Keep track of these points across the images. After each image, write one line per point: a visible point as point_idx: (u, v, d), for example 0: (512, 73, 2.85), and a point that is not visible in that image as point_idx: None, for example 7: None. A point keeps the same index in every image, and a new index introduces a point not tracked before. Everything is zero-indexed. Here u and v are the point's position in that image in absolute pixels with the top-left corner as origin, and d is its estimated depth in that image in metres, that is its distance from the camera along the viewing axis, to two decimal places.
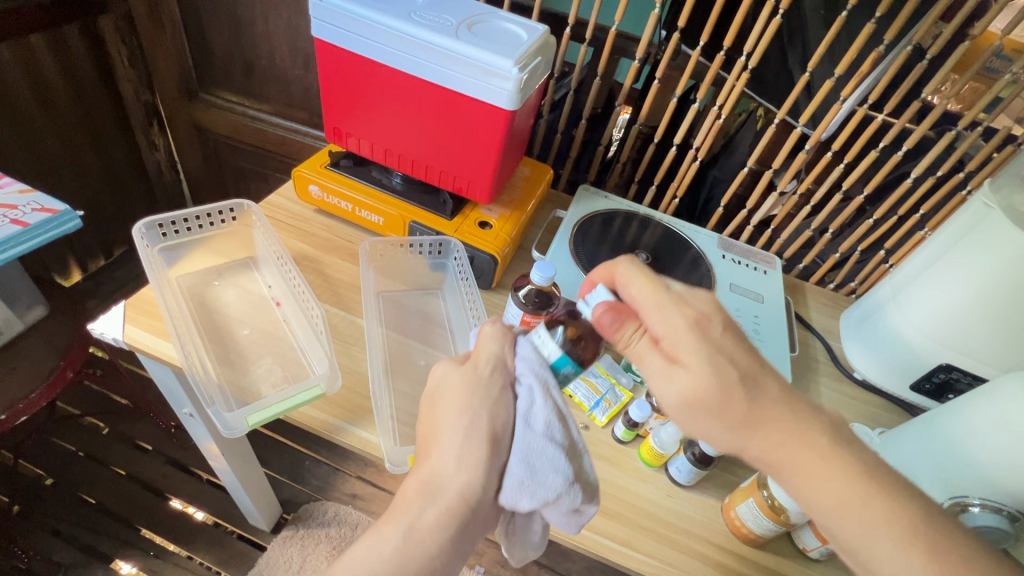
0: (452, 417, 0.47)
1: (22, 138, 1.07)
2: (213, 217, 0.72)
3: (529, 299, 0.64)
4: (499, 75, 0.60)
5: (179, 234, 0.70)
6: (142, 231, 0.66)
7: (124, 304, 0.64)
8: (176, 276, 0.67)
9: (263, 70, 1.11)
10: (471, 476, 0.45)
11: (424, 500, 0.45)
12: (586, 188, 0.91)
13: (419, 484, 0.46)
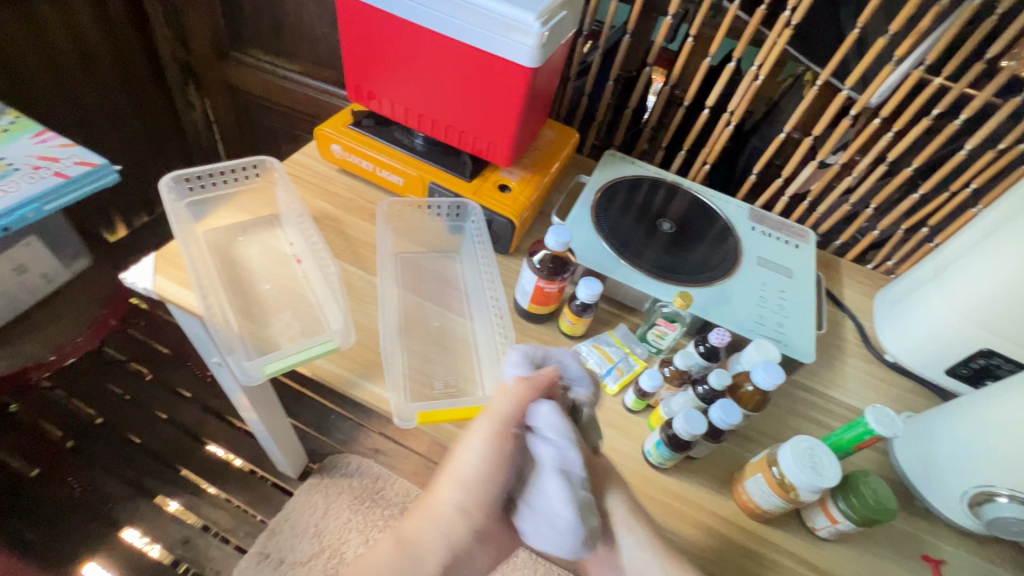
0: (451, 489, 0.48)
1: (64, 95, 1.11)
2: (236, 173, 0.73)
3: (545, 265, 0.63)
4: (520, 30, 0.58)
5: (205, 189, 0.71)
6: (168, 185, 0.67)
7: (154, 255, 0.66)
8: (201, 230, 0.69)
9: (293, 29, 1.11)
10: (449, 543, 0.48)
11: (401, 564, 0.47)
12: (611, 153, 0.88)
13: (397, 559, 0.47)
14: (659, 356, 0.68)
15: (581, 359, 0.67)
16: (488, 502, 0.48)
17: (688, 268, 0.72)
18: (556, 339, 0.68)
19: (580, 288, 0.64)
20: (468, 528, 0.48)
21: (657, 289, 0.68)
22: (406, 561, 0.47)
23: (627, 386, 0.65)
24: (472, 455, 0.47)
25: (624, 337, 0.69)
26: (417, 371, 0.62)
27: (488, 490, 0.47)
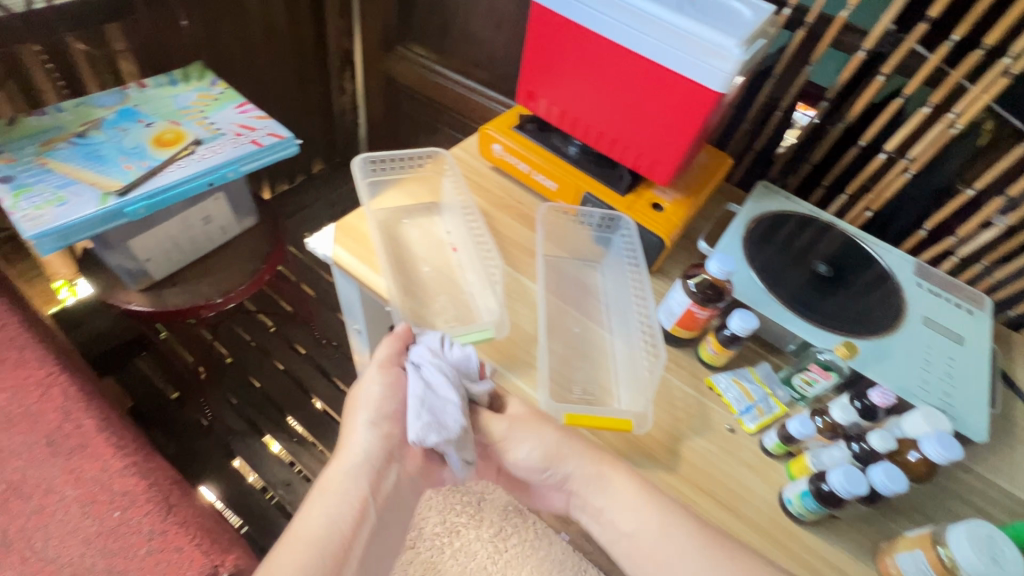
0: (360, 428, 0.57)
1: (247, 71, 1.27)
2: (412, 160, 0.79)
3: (700, 291, 0.63)
4: (719, 55, 0.58)
5: (387, 170, 0.78)
6: (359, 165, 0.75)
7: (334, 226, 0.74)
8: (375, 209, 0.76)
9: (457, 30, 1.18)
10: (377, 451, 0.57)
11: (353, 474, 0.56)
12: (761, 185, 0.85)
13: (341, 485, 0.55)
14: (802, 404, 0.65)
15: (718, 391, 0.65)
16: (391, 422, 0.58)
17: (845, 315, 0.68)
18: (693, 366, 0.68)
19: (732, 320, 0.63)
20: (376, 452, 0.57)
21: (810, 333, 0.64)
22: (334, 485, 0.55)
23: (765, 427, 0.63)
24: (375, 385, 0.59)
25: (765, 377, 0.66)
26: (558, 372, 0.64)
27: (383, 414, 0.58)
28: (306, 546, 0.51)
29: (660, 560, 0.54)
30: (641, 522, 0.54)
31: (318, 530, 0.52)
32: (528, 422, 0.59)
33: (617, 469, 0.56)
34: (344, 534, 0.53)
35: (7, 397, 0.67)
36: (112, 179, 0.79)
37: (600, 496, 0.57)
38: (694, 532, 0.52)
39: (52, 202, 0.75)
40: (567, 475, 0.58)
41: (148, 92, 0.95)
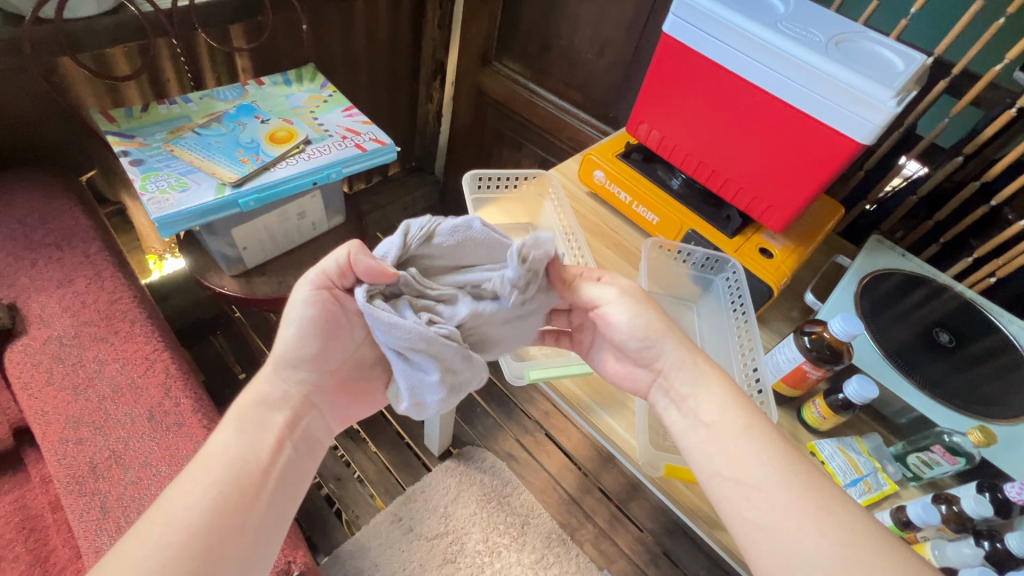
0: (279, 354, 0.55)
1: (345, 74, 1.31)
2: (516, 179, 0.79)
3: (817, 348, 0.60)
4: (867, 104, 0.55)
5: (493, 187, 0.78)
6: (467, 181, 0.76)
7: None
8: None
9: (557, 50, 1.19)
10: (292, 393, 0.55)
11: (262, 418, 0.53)
12: (874, 238, 0.80)
13: (255, 413, 0.53)
14: (912, 483, 0.61)
15: (823, 459, 0.60)
16: (306, 364, 0.55)
17: (966, 392, 0.62)
18: (794, 426, 0.64)
19: (850, 385, 0.58)
20: (292, 382, 0.55)
21: (932, 409, 0.60)
22: (255, 414, 0.53)
23: (871, 503, 0.60)
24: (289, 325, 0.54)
25: (875, 450, 0.62)
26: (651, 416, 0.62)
27: (299, 355, 0.55)
28: (213, 467, 0.48)
29: (740, 458, 0.47)
30: (728, 423, 0.49)
31: (231, 457, 0.49)
32: (637, 292, 0.56)
33: (725, 385, 0.52)
34: (256, 457, 0.50)
35: (118, 367, 0.71)
36: (229, 170, 0.84)
37: (691, 396, 0.52)
38: (780, 448, 0.47)
39: (176, 187, 0.80)
40: (662, 356, 0.54)
41: (265, 89, 1.00)
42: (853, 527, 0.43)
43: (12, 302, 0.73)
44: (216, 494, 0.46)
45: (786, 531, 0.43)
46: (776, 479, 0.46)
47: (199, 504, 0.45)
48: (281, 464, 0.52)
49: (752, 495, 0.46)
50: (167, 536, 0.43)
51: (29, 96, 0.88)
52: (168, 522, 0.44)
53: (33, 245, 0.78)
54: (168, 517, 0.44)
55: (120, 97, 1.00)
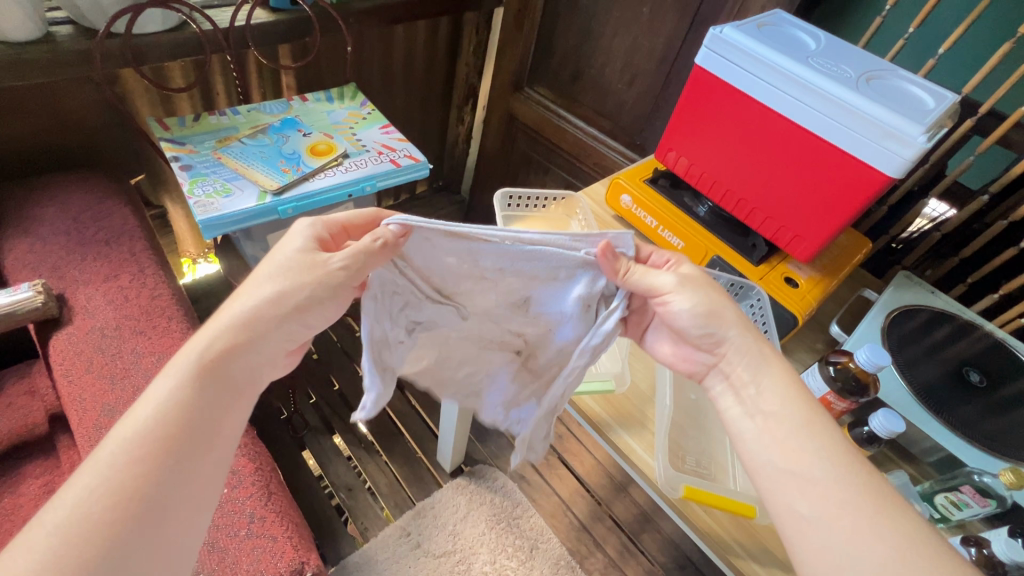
0: (255, 290, 0.48)
1: (382, 93, 1.37)
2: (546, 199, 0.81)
3: (842, 379, 0.60)
4: (898, 139, 0.56)
5: (525, 205, 0.81)
6: (499, 198, 0.78)
7: None
8: None
9: (588, 79, 1.22)
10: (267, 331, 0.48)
11: (223, 361, 0.45)
12: (902, 273, 0.80)
13: (204, 369, 0.44)
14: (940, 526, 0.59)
15: None
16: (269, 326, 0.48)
17: (992, 435, 0.60)
18: None
19: (875, 418, 0.57)
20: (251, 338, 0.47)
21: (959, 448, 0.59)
22: (208, 372, 0.44)
23: None
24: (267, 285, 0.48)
25: (900, 488, 0.60)
26: (673, 440, 0.61)
27: (264, 314, 0.47)
28: (146, 429, 0.40)
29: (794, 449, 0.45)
30: (791, 417, 0.47)
31: (175, 410, 0.42)
32: (699, 281, 0.54)
33: (794, 382, 0.49)
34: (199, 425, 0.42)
35: (153, 360, 0.73)
36: (270, 179, 0.87)
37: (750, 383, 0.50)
38: (848, 455, 0.44)
39: (220, 192, 0.84)
40: (725, 343, 0.52)
41: (308, 105, 1.05)
42: (918, 540, 0.40)
43: (60, 293, 0.77)
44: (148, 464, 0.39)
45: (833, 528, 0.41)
46: (838, 479, 0.43)
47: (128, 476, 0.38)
48: (224, 434, 0.44)
49: (811, 490, 0.43)
50: (82, 516, 0.36)
51: (92, 103, 0.94)
52: (88, 496, 0.37)
53: (84, 241, 0.82)
54: (90, 488, 0.37)
55: (172, 107, 1.06)
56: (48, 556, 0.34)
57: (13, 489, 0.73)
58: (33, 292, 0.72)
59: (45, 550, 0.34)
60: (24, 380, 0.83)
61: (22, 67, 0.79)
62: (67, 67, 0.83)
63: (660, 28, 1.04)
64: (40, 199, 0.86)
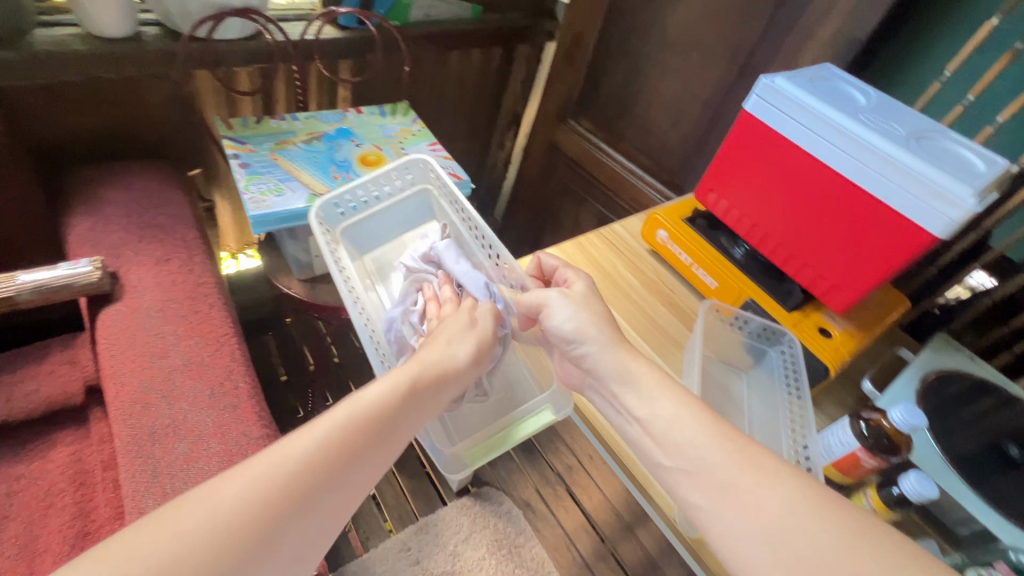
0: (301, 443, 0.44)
1: (430, 113, 1.42)
2: (397, 181, 0.87)
3: (874, 436, 0.58)
4: (946, 200, 0.56)
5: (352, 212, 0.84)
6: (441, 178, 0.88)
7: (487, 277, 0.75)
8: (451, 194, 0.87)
9: (632, 118, 1.25)
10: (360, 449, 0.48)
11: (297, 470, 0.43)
12: (942, 335, 0.78)
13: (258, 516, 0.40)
14: None
15: None
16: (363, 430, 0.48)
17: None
18: None
19: (907, 480, 0.55)
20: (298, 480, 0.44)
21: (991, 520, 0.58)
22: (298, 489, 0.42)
23: None
24: (455, 346, 0.60)
25: None
26: None
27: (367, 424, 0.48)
28: (268, 470, 0.41)
29: (676, 448, 0.49)
30: (682, 435, 0.49)
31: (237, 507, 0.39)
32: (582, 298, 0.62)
33: (672, 391, 0.53)
34: (337, 458, 0.44)
35: (191, 344, 0.76)
36: (321, 183, 0.92)
37: (625, 396, 0.55)
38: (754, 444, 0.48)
39: (273, 192, 0.88)
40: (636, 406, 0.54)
41: (363, 118, 1.10)
42: (798, 483, 0.44)
43: (115, 271, 0.81)
44: (267, 490, 0.40)
45: (747, 511, 0.44)
46: (733, 458, 0.47)
47: (232, 523, 0.38)
48: (388, 442, 0.49)
49: (731, 498, 0.45)
50: (214, 523, 0.37)
51: (165, 99, 1.00)
52: (209, 522, 0.37)
53: (143, 224, 0.87)
54: (229, 497, 0.39)
55: (236, 108, 1.12)
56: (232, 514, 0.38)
57: (44, 453, 0.76)
58: (91, 268, 0.76)
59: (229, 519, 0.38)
60: (67, 350, 0.87)
61: (109, 60, 0.85)
62: (150, 63, 0.89)
63: (709, 74, 1.06)
64: (109, 182, 0.91)
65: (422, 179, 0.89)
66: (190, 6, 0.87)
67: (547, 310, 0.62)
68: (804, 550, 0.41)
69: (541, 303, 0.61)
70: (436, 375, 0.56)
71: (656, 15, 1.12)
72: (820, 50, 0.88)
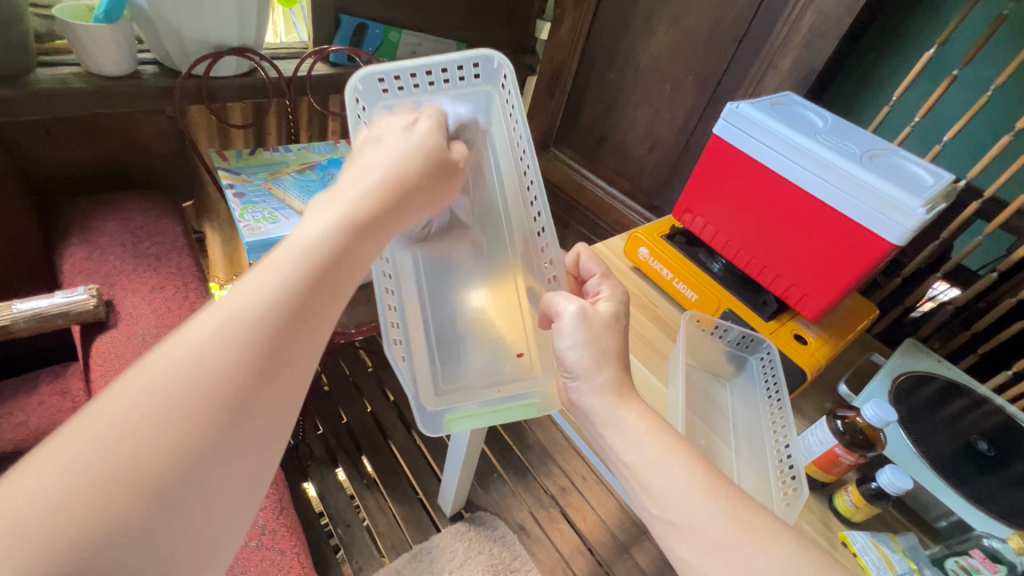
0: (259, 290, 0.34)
1: None
2: (456, 69, 0.64)
3: (850, 433, 0.62)
4: (900, 211, 0.61)
5: (398, 92, 0.62)
6: (489, 61, 0.64)
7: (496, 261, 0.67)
8: (492, 102, 0.66)
9: (611, 144, 1.32)
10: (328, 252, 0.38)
11: (238, 334, 0.32)
12: (910, 341, 0.81)
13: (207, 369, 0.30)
14: None
15: (855, 551, 0.59)
16: (333, 264, 0.38)
17: (1007, 506, 0.61)
18: (826, 514, 0.64)
19: (883, 473, 0.58)
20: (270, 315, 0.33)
21: (966, 510, 0.61)
22: (262, 360, 0.32)
23: None
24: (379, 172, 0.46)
25: (911, 551, 0.60)
26: None
27: (333, 249, 0.38)
28: (237, 314, 0.33)
29: (664, 497, 0.46)
30: (668, 485, 0.47)
31: (200, 359, 0.31)
32: (598, 327, 0.55)
33: (660, 435, 0.50)
34: (256, 349, 0.32)
35: None
36: None
37: (611, 437, 0.51)
38: (735, 505, 0.45)
39: (268, 219, 0.91)
40: (618, 431, 0.51)
41: None
42: (772, 544, 0.42)
43: (110, 299, 0.82)
44: (188, 376, 0.30)
45: (740, 573, 0.41)
46: (709, 514, 0.44)
47: (145, 436, 0.28)
48: (343, 285, 0.38)
49: (718, 556, 0.43)
50: (121, 439, 0.28)
51: (160, 134, 1.03)
52: (120, 429, 0.28)
53: (139, 253, 0.89)
54: (145, 390, 0.29)
55: (228, 141, 1.15)
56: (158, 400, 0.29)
57: None
58: (87, 296, 0.77)
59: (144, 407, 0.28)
60: (58, 381, 0.87)
61: (109, 97, 0.89)
62: (149, 100, 0.93)
63: (681, 102, 1.13)
64: (104, 213, 0.93)
65: (487, 81, 0.65)
66: (187, 45, 0.91)
67: (559, 323, 0.56)
68: None
69: (555, 315, 0.55)
70: (393, 196, 0.45)
71: (629, 50, 1.20)
72: (781, 79, 0.95)
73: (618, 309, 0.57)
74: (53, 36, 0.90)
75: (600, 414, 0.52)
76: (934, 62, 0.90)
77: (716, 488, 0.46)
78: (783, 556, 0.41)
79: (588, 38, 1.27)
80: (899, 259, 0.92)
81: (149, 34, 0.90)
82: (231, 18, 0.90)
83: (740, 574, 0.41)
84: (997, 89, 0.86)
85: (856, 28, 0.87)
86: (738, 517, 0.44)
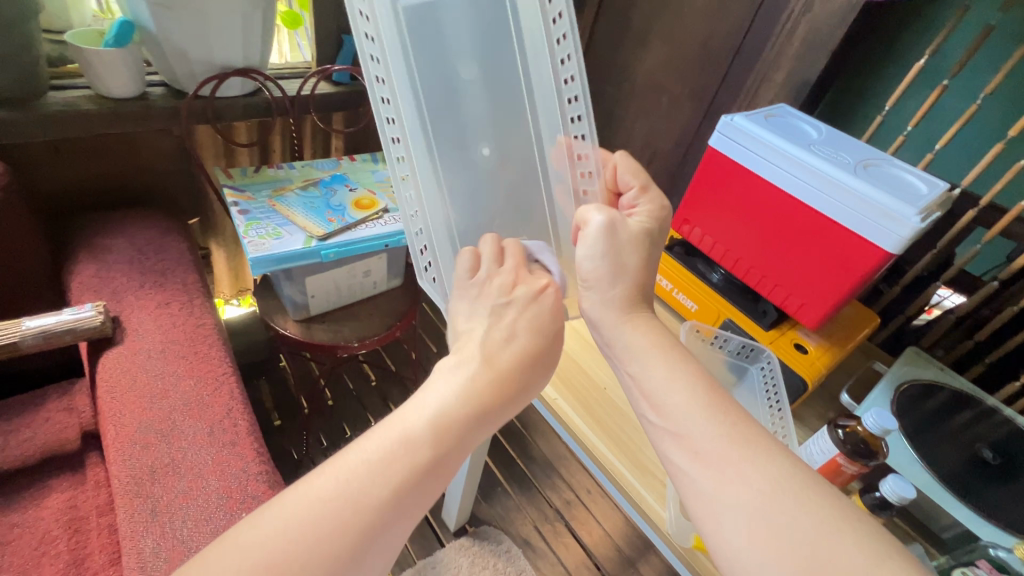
0: (414, 414, 0.45)
1: None
2: None
3: (851, 442, 0.61)
4: (895, 220, 0.61)
5: None
6: None
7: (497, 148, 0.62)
8: None
9: None
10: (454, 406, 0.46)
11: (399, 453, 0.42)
12: (913, 350, 0.81)
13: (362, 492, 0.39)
14: None
15: None
16: (463, 419, 0.45)
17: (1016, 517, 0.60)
18: None
19: (886, 482, 0.58)
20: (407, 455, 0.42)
21: (973, 521, 0.60)
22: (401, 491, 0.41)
23: None
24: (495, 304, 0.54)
25: None
26: None
27: (463, 396, 0.46)
28: (390, 444, 0.42)
29: (666, 409, 0.48)
30: (668, 397, 0.48)
31: (359, 479, 0.40)
32: (631, 239, 0.58)
33: (666, 355, 0.52)
34: (398, 478, 0.41)
35: (191, 384, 0.78)
36: (317, 226, 0.96)
37: (620, 350, 0.54)
38: (734, 421, 0.46)
39: (272, 235, 0.92)
40: (626, 348, 0.54)
41: (356, 164, 1.15)
42: (769, 453, 0.43)
43: (116, 316, 0.83)
44: (352, 492, 0.39)
45: (729, 483, 0.42)
46: (704, 424, 0.46)
47: (316, 530, 0.37)
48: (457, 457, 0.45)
49: (711, 466, 0.44)
50: (299, 526, 0.37)
51: (166, 153, 1.05)
52: (303, 525, 0.37)
53: (145, 270, 0.90)
54: (327, 492, 0.39)
55: (234, 159, 1.18)
56: (328, 506, 0.38)
57: (39, 501, 0.76)
58: (94, 312, 0.79)
59: (316, 509, 0.38)
60: (64, 397, 0.88)
61: (119, 118, 0.91)
62: (157, 121, 0.95)
63: (677, 115, 1.15)
64: (112, 231, 0.95)
65: None
66: (194, 68, 0.93)
67: (586, 229, 0.58)
68: (780, 527, 0.39)
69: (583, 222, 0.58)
70: (517, 358, 0.51)
71: (626, 64, 1.21)
72: (776, 91, 0.96)
73: (651, 227, 0.60)
74: (65, 61, 0.93)
75: (613, 325, 0.55)
76: (925, 72, 0.91)
77: (713, 402, 0.47)
78: (774, 470, 0.42)
79: (586, 53, 1.29)
80: (901, 268, 0.92)
81: (158, 58, 0.92)
82: (236, 41, 0.93)
83: (728, 481, 0.42)
84: (989, 98, 0.87)
85: (847, 41, 0.88)
86: (734, 432, 0.45)
